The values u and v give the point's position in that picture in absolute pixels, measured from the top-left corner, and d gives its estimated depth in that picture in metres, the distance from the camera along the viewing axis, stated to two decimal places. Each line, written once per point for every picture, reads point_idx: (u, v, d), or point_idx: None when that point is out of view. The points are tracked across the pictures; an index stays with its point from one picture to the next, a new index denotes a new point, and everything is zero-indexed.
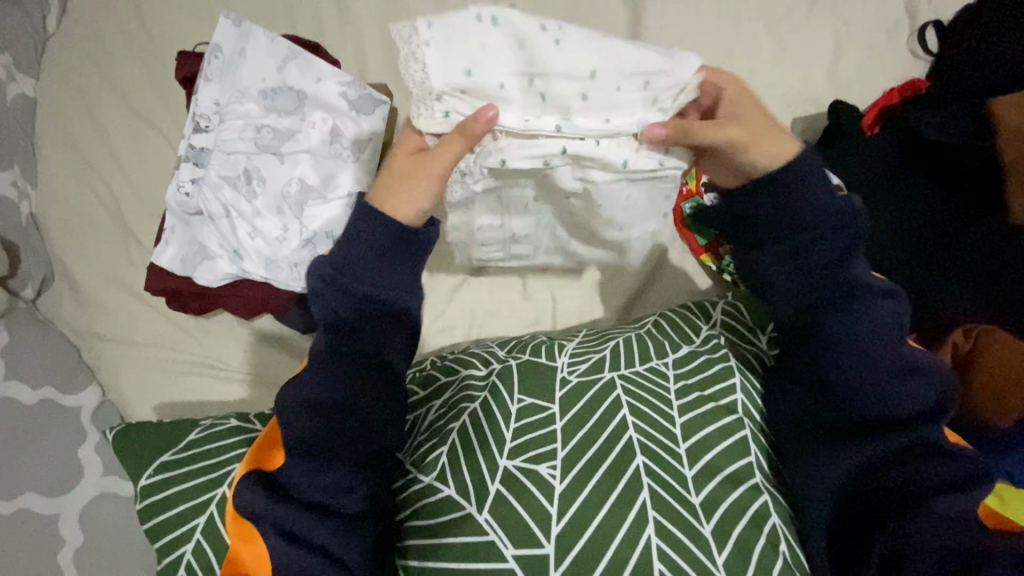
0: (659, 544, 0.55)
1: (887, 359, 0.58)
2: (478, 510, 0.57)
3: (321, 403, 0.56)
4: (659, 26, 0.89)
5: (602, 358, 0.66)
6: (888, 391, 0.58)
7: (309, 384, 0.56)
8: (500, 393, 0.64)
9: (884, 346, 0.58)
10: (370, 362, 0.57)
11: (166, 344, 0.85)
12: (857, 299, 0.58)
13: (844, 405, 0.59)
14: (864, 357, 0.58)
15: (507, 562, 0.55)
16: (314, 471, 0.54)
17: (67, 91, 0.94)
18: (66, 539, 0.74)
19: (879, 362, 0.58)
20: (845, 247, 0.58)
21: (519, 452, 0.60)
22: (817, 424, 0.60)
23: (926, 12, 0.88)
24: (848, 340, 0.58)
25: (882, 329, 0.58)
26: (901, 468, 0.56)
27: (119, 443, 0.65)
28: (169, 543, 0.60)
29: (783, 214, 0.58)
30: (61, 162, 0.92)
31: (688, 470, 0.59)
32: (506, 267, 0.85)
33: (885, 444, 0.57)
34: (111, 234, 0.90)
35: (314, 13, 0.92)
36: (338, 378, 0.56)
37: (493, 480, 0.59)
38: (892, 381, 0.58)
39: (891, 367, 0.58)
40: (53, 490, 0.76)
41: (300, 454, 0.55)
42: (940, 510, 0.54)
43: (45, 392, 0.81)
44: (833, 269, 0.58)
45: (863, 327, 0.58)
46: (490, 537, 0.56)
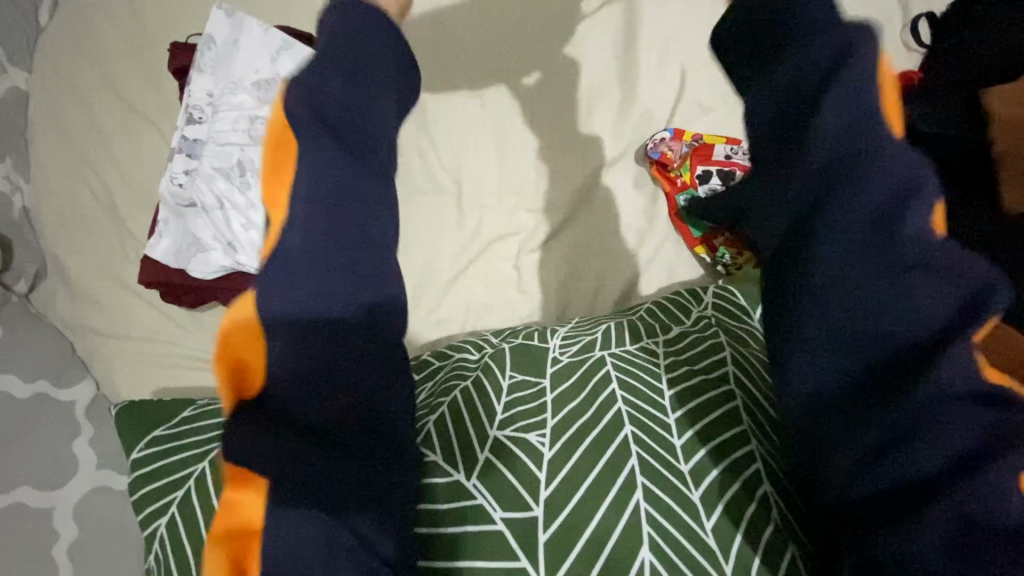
0: (646, 508, 0.54)
1: (894, 269, 0.35)
2: (466, 476, 0.56)
3: (314, 292, 0.37)
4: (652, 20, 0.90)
5: (593, 339, 0.68)
6: (897, 322, 0.35)
7: (285, 265, 0.37)
8: (492, 370, 0.65)
9: (886, 251, 0.35)
10: (371, 241, 0.40)
11: (161, 338, 0.85)
12: (832, 189, 0.37)
13: (832, 363, 0.37)
14: (850, 258, 0.36)
15: (495, 524, 0.53)
16: (322, 391, 0.36)
17: (60, 84, 0.93)
18: (59, 534, 0.73)
19: (878, 281, 0.35)
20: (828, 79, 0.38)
21: (509, 423, 0.60)
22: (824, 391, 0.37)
23: (917, 5, 0.89)
24: (818, 256, 0.37)
25: (876, 214, 0.36)
26: (930, 462, 0.34)
27: (121, 419, 0.66)
28: (149, 516, 0.59)
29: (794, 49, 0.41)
30: (54, 156, 0.92)
31: (677, 439, 0.57)
32: (502, 259, 0.85)
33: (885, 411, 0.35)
34: (105, 228, 0.89)
35: (308, 5, 0.92)
36: (325, 260, 0.37)
37: (483, 448, 0.58)
38: (902, 299, 0.34)
39: (894, 276, 0.35)
40: (45, 484, 0.75)
41: (311, 372, 0.36)
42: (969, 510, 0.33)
43: (39, 386, 0.81)
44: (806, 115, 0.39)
45: (849, 202, 0.37)
46: (478, 501, 0.55)
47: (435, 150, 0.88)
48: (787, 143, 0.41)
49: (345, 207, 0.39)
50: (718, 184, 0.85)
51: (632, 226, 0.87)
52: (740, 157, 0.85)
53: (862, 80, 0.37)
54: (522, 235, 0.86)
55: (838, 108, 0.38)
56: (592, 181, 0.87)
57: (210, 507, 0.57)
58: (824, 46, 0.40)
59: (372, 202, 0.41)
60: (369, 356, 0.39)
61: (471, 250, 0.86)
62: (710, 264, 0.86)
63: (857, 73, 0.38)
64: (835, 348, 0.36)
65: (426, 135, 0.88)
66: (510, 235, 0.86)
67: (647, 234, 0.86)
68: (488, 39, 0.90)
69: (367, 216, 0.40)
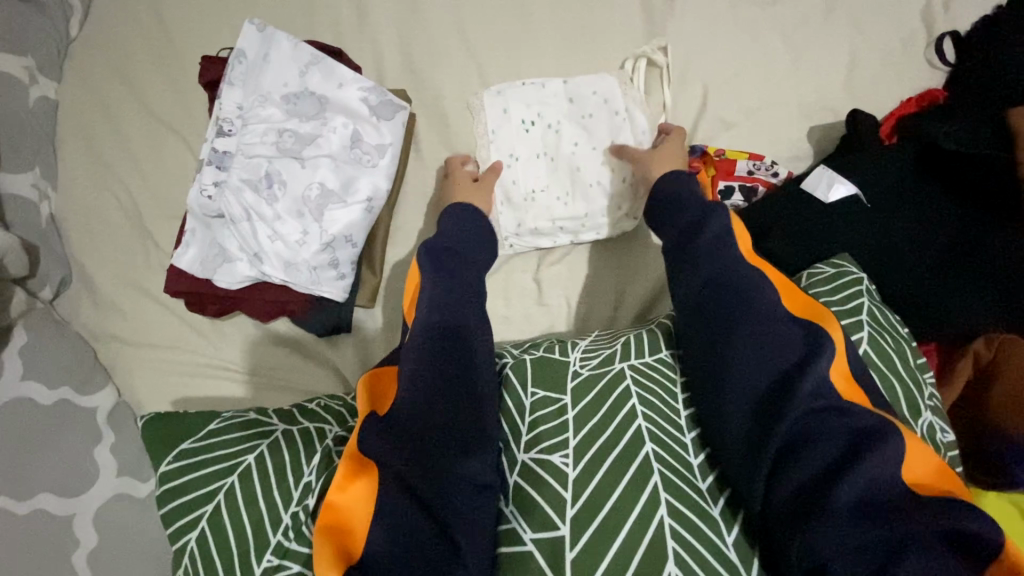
0: (672, 525, 0.55)
1: (752, 338, 0.59)
2: (504, 502, 0.59)
3: (418, 356, 0.60)
4: (676, 36, 0.90)
5: (612, 352, 0.67)
6: (761, 371, 0.57)
7: (408, 347, 0.61)
8: (514, 385, 0.66)
9: (747, 327, 0.60)
10: (469, 323, 0.64)
11: (182, 346, 0.86)
12: (701, 294, 0.63)
13: (734, 404, 0.57)
14: (749, 324, 0.60)
15: (525, 545, 0.56)
16: (415, 405, 0.57)
17: (91, 95, 0.95)
18: (80, 541, 0.74)
19: (745, 348, 0.59)
20: (694, 218, 0.69)
21: (534, 445, 0.61)
22: (742, 415, 0.57)
23: (944, 21, 0.89)
24: (702, 340, 0.62)
25: (736, 300, 0.61)
26: (811, 455, 0.52)
27: (147, 429, 0.65)
28: (178, 529, 0.60)
29: (685, 203, 0.72)
30: (82, 164, 0.93)
31: (693, 458, 0.60)
32: (521, 273, 0.87)
33: (789, 422, 0.54)
34: (129, 236, 0.90)
35: (334, 17, 0.93)
36: (422, 345, 0.61)
37: (512, 472, 0.60)
38: (770, 349, 0.58)
39: (767, 336, 0.59)
40: (67, 491, 0.76)
41: (414, 393, 0.58)
42: (856, 481, 0.50)
43: (62, 392, 0.81)
44: (685, 233, 0.69)
45: (733, 288, 0.62)
46: (511, 524, 0.57)
47: None
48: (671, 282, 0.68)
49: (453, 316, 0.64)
50: (740, 200, 0.85)
51: (652, 242, 0.87)
52: (763, 173, 0.84)
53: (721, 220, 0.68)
54: (542, 248, 0.87)
55: (713, 231, 0.67)
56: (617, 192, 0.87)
57: (241, 523, 0.59)
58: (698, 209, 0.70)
59: (473, 305, 0.66)
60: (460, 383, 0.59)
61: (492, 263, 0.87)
62: None
63: (711, 233, 0.67)
64: (731, 397, 0.57)
65: (448, 148, 0.89)
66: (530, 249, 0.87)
67: None
68: (512, 53, 0.91)
69: (465, 303, 0.66)
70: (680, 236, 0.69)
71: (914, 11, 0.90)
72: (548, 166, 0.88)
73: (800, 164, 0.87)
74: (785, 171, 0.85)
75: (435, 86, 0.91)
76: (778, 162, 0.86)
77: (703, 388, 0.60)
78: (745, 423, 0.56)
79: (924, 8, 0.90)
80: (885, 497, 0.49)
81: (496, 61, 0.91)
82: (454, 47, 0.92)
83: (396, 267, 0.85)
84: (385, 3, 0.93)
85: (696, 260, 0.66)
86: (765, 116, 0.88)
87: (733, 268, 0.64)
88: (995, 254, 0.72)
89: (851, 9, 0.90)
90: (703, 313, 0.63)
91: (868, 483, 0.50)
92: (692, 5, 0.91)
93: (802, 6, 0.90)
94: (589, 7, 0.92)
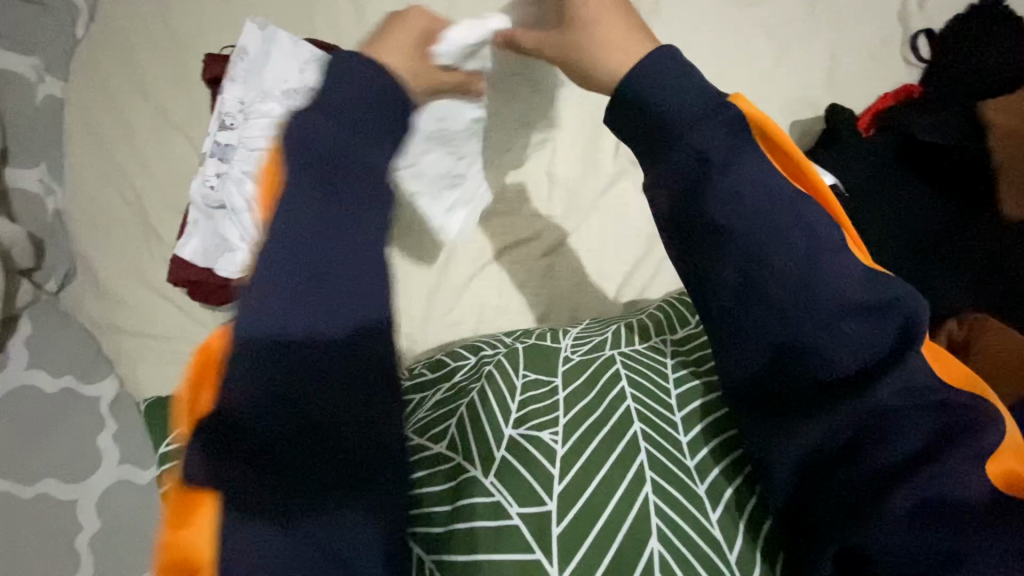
0: (655, 500, 0.55)
1: (818, 323, 0.47)
2: (484, 473, 0.57)
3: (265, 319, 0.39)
4: (663, 33, 0.94)
5: (603, 339, 0.70)
6: (821, 365, 0.48)
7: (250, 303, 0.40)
8: (506, 367, 0.66)
9: (810, 310, 0.48)
10: (337, 293, 0.41)
11: (182, 337, 0.88)
12: (747, 265, 0.49)
13: (787, 394, 0.50)
14: (815, 298, 0.48)
15: (511, 519, 0.55)
16: (277, 400, 0.38)
17: (94, 92, 0.98)
18: (83, 525, 0.77)
19: (809, 337, 0.48)
20: (713, 144, 0.51)
21: (523, 422, 0.61)
22: (795, 408, 0.50)
23: (920, 19, 0.93)
24: (762, 326, 0.49)
25: (796, 267, 0.48)
26: (872, 457, 0.47)
27: (149, 417, 0.71)
28: None
29: (682, 105, 0.52)
30: (86, 160, 0.95)
31: (683, 436, 0.59)
32: (514, 263, 0.89)
33: (849, 419, 0.48)
34: (133, 230, 0.93)
35: (331, 18, 0.96)
36: (283, 301, 0.39)
37: (499, 446, 0.59)
38: (844, 331, 0.47)
39: (842, 315, 0.47)
40: (71, 476, 0.79)
41: (269, 382, 0.38)
42: (915, 488, 0.46)
43: (65, 381, 0.85)
44: (705, 168, 0.51)
45: (789, 248, 0.49)
46: (496, 498, 0.56)
47: None
48: (675, 242, 0.54)
49: (319, 251, 0.41)
50: None
51: (642, 233, 0.90)
52: None
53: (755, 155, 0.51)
54: (534, 239, 0.90)
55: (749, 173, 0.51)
56: (607, 187, 0.92)
57: None
58: (708, 130, 0.51)
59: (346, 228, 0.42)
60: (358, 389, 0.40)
61: (486, 253, 0.89)
62: None
63: (735, 173, 0.50)
64: (770, 389, 0.50)
65: None
66: (523, 241, 0.90)
67: (654, 239, 0.90)
68: None
69: (343, 247, 0.41)
70: (681, 184, 0.52)
71: (891, 10, 0.94)
72: (532, 156, 0.92)
73: None
74: None
75: None
76: None
77: (744, 381, 0.52)
78: (797, 416, 0.50)
79: (901, 8, 0.94)
80: (943, 510, 0.46)
81: None
82: None
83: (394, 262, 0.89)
84: (380, 4, 0.97)
85: (727, 220, 0.50)
86: None
87: (781, 223, 0.49)
88: (969, 242, 0.75)
89: (830, 9, 0.94)
90: (752, 282, 0.49)
91: (931, 487, 0.46)
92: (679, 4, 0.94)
93: (783, 6, 0.94)
94: None
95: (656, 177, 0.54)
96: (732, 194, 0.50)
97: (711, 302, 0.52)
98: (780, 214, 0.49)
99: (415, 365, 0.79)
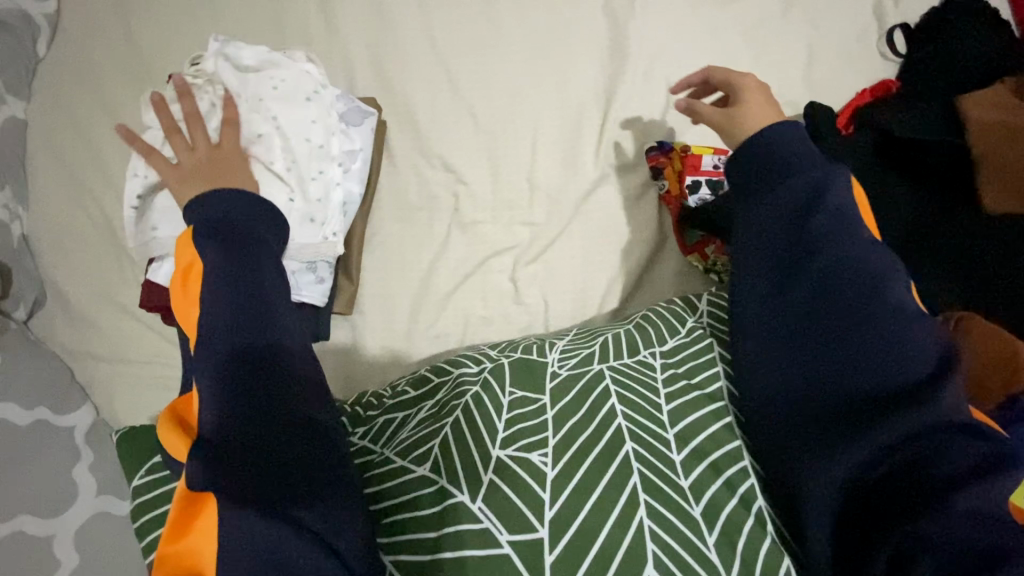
0: (650, 525, 0.54)
1: (881, 329, 0.56)
2: (471, 498, 0.56)
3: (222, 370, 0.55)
4: (639, 38, 0.95)
5: (591, 352, 0.68)
6: (886, 368, 0.55)
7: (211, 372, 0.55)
8: (492, 386, 0.65)
9: (875, 319, 0.57)
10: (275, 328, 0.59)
11: (162, 360, 0.86)
12: (821, 277, 0.59)
13: (846, 391, 0.55)
14: (881, 310, 0.57)
15: (502, 548, 0.53)
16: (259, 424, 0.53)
17: (60, 112, 0.95)
18: (61, 561, 0.73)
19: (870, 342, 0.56)
20: (813, 186, 0.63)
21: (511, 442, 0.59)
22: (859, 408, 0.54)
23: (895, 14, 0.95)
24: (827, 327, 0.58)
25: (867, 286, 0.58)
26: (930, 460, 0.50)
27: (121, 445, 0.67)
28: (151, 542, 0.59)
29: (795, 149, 0.65)
30: (53, 182, 0.92)
31: (676, 455, 0.58)
32: (497, 273, 0.87)
33: (911, 423, 0.52)
34: (106, 252, 0.90)
35: (303, 28, 0.95)
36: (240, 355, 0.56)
37: (486, 469, 0.58)
38: (903, 339, 0.55)
39: (904, 326, 0.56)
40: (46, 511, 0.74)
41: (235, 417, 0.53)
42: (965, 497, 0.48)
43: (39, 412, 0.80)
44: (807, 199, 0.62)
45: (861, 267, 0.59)
46: (485, 524, 0.54)
47: (432, 166, 0.91)
48: (763, 245, 0.63)
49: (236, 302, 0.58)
50: (708, 194, 0.88)
51: (626, 235, 0.89)
52: None
53: (844, 197, 0.63)
54: (517, 250, 0.88)
55: (836, 206, 0.62)
56: (589, 192, 0.90)
57: None
58: (821, 171, 0.63)
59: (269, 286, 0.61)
60: (309, 419, 0.55)
61: (469, 263, 0.88)
62: (702, 270, 0.88)
63: (832, 204, 0.61)
64: (837, 389, 0.56)
65: (422, 153, 0.91)
66: (507, 249, 0.88)
67: (638, 242, 0.89)
68: (482, 58, 0.94)
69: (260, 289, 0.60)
70: (787, 212, 0.62)
71: (867, 6, 0.95)
72: (513, 163, 0.91)
73: None
74: None
75: (406, 93, 0.93)
76: None
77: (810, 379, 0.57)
78: (860, 415, 0.54)
79: (876, 4, 0.95)
80: (999, 520, 0.47)
81: (467, 66, 0.94)
82: (423, 55, 0.94)
83: (375, 277, 0.87)
84: (354, 13, 0.95)
85: (819, 243, 0.60)
86: None
87: (856, 252, 0.59)
88: (953, 234, 0.74)
89: (805, 8, 0.95)
90: (827, 287, 0.59)
91: (984, 499, 0.48)
92: (652, 7, 0.96)
93: (757, 7, 0.95)
94: (555, 12, 0.96)
95: (761, 205, 0.64)
96: (817, 216, 0.61)
97: (789, 302, 0.60)
98: (858, 243, 0.60)
99: (398, 382, 0.75)
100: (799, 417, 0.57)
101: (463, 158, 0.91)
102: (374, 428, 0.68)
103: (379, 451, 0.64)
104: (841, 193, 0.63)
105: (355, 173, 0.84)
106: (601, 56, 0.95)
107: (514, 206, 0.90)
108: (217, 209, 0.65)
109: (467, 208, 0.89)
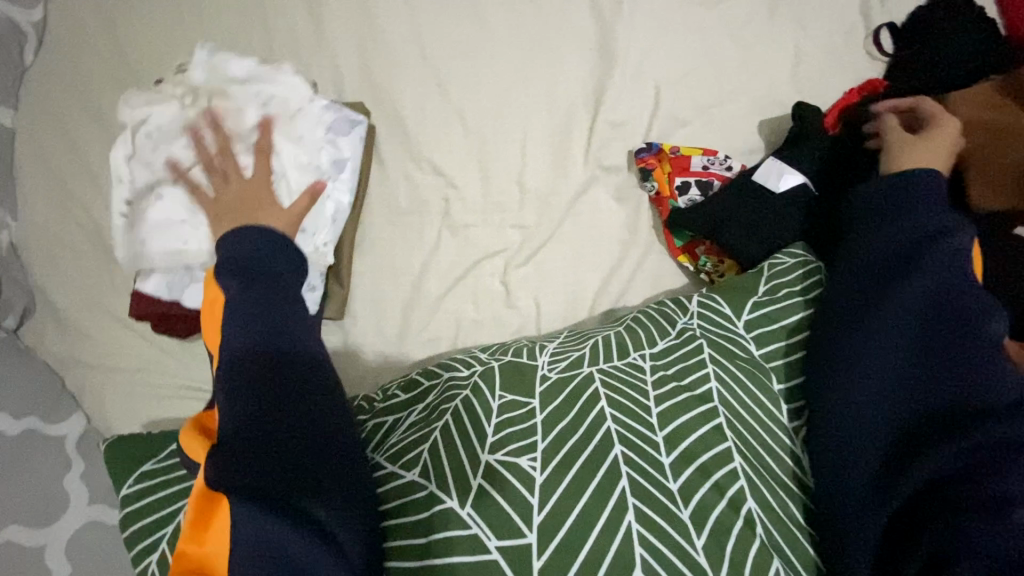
0: (639, 529, 0.54)
1: (967, 362, 0.57)
2: (460, 504, 0.56)
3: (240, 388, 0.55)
4: (626, 40, 0.95)
5: (581, 355, 0.68)
6: (973, 388, 0.56)
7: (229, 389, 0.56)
8: (482, 390, 0.64)
9: (961, 351, 0.58)
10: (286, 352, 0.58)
11: (151, 368, 0.85)
12: (908, 297, 0.63)
13: (914, 409, 0.58)
14: (967, 343, 0.59)
15: (490, 554, 0.53)
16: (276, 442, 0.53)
17: (48, 121, 0.94)
18: (51, 570, 0.74)
19: (959, 363, 0.58)
20: (929, 225, 0.66)
21: (500, 446, 0.59)
22: (926, 428, 0.56)
23: (881, 13, 0.95)
24: (903, 352, 0.61)
25: (960, 321, 0.60)
26: (988, 483, 0.51)
27: (110, 453, 0.67)
28: (141, 552, 0.59)
29: (926, 189, 0.68)
30: (41, 190, 0.92)
31: (665, 457, 0.59)
32: (487, 276, 0.87)
33: (973, 444, 0.53)
34: (94, 259, 0.89)
35: (290, 33, 0.95)
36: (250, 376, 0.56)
37: (475, 475, 0.57)
38: (985, 373, 0.56)
39: (990, 363, 0.57)
40: (38, 521, 0.76)
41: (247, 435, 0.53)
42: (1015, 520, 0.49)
43: (29, 422, 0.80)
44: (914, 235, 0.66)
45: (952, 301, 0.61)
46: (473, 531, 0.54)
47: (421, 170, 0.91)
48: (854, 268, 0.68)
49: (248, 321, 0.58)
50: (697, 194, 0.88)
51: (617, 236, 0.89)
52: (717, 167, 0.89)
53: (958, 239, 0.65)
54: (507, 252, 0.88)
55: (944, 245, 0.64)
56: (580, 194, 0.90)
57: None
58: (941, 216, 0.66)
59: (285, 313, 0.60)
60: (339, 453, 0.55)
61: (459, 267, 0.87)
62: (692, 271, 0.89)
63: (944, 243, 0.64)
64: (916, 401, 0.58)
65: (411, 157, 0.91)
66: (497, 252, 0.88)
67: (629, 243, 0.89)
68: (469, 61, 0.94)
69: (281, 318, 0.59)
70: (894, 243, 0.67)
71: (853, 5, 0.95)
72: (502, 165, 0.91)
73: (755, 158, 0.92)
74: (739, 165, 0.90)
75: (394, 96, 0.93)
76: (732, 157, 0.91)
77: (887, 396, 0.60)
78: (925, 434, 0.56)
79: (863, 3, 0.95)
80: None
81: (454, 69, 0.94)
82: (411, 59, 0.94)
83: (366, 281, 0.87)
84: (341, 18, 0.95)
85: (915, 272, 0.64)
86: (717, 112, 0.92)
87: (953, 288, 0.62)
88: None
89: (791, 8, 0.95)
90: (918, 315, 0.62)
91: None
92: (639, 8, 0.96)
93: (743, 8, 0.96)
94: (542, 14, 0.96)
95: (863, 233, 0.69)
96: (914, 247, 0.65)
97: (872, 320, 0.63)
98: (956, 280, 0.62)
99: (388, 385, 0.74)
100: (866, 428, 0.59)
101: (452, 161, 0.91)
102: (364, 433, 0.68)
103: (370, 456, 0.65)
104: (954, 233, 0.65)
105: (344, 181, 0.83)
106: (589, 58, 0.95)
107: (504, 209, 0.90)
108: (229, 253, 0.63)
109: (457, 211, 0.89)
